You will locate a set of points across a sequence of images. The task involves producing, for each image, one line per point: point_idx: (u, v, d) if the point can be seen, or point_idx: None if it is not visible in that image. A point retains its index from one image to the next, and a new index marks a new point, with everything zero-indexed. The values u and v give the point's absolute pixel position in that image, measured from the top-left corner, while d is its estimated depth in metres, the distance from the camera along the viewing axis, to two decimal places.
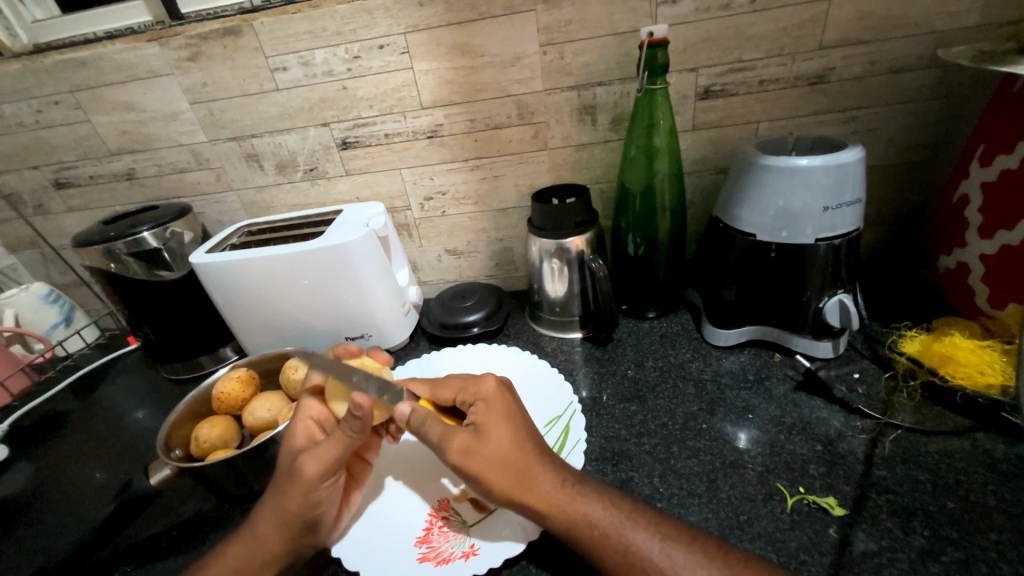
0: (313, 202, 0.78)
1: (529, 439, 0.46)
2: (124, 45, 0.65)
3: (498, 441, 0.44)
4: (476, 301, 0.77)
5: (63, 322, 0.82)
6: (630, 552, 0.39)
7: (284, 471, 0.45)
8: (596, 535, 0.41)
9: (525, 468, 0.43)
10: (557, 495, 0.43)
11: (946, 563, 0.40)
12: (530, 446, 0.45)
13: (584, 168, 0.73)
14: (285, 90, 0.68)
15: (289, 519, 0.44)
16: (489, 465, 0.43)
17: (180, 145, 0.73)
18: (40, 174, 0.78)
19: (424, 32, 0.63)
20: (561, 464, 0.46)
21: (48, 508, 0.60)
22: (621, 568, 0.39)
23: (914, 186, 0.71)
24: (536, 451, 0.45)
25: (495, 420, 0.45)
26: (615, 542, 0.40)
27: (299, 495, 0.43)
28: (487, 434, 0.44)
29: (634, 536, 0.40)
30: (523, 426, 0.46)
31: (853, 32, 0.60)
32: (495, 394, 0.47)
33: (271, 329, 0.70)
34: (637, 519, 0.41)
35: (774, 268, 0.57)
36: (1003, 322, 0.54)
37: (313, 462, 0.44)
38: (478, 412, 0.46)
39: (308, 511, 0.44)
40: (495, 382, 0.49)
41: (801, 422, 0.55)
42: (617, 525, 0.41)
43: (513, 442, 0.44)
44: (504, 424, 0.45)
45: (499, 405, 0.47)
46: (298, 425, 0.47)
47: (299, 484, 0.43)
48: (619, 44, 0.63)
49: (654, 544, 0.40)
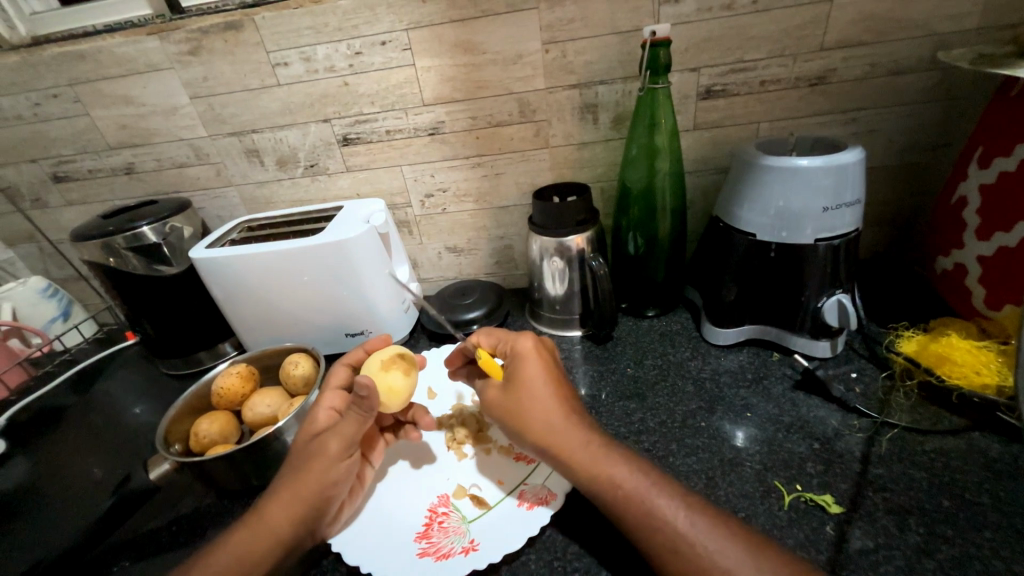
0: (314, 198, 0.78)
1: (564, 393, 0.48)
2: (124, 38, 0.65)
3: (534, 394, 0.47)
4: (476, 298, 0.77)
5: (62, 316, 0.81)
6: (650, 515, 0.39)
7: (304, 451, 0.46)
8: (619, 497, 0.41)
9: (556, 421, 0.45)
10: (583, 450, 0.43)
11: (941, 560, 0.41)
12: (563, 400, 0.47)
13: (586, 167, 0.74)
14: (286, 86, 0.68)
15: (304, 496, 0.44)
16: (526, 416, 0.46)
17: (180, 139, 0.73)
18: (38, 168, 0.78)
19: (426, 29, 0.63)
20: (590, 423, 0.46)
21: (46, 502, 0.60)
22: (642, 530, 0.39)
23: (912, 187, 0.72)
24: (570, 406, 0.47)
25: (530, 374, 0.48)
26: (638, 504, 0.40)
27: (318, 473, 0.44)
28: (520, 388, 0.47)
29: (657, 502, 0.40)
30: (557, 382, 0.48)
31: (853, 34, 0.61)
32: (533, 352, 0.50)
33: (270, 326, 0.70)
34: (660, 486, 0.41)
35: (774, 268, 0.58)
36: (1000, 323, 0.55)
37: (335, 439, 0.46)
38: (514, 368, 0.49)
39: (322, 492, 0.44)
40: (533, 342, 0.51)
41: (799, 420, 0.55)
42: (642, 488, 0.41)
43: (550, 398, 0.46)
44: (538, 380, 0.47)
45: (536, 362, 0.49)
46: (321, 412, 0.49)
47: (318, 462, 0.45)
48: (621, 43, 0.63)
49: (677, 510, 0.39)
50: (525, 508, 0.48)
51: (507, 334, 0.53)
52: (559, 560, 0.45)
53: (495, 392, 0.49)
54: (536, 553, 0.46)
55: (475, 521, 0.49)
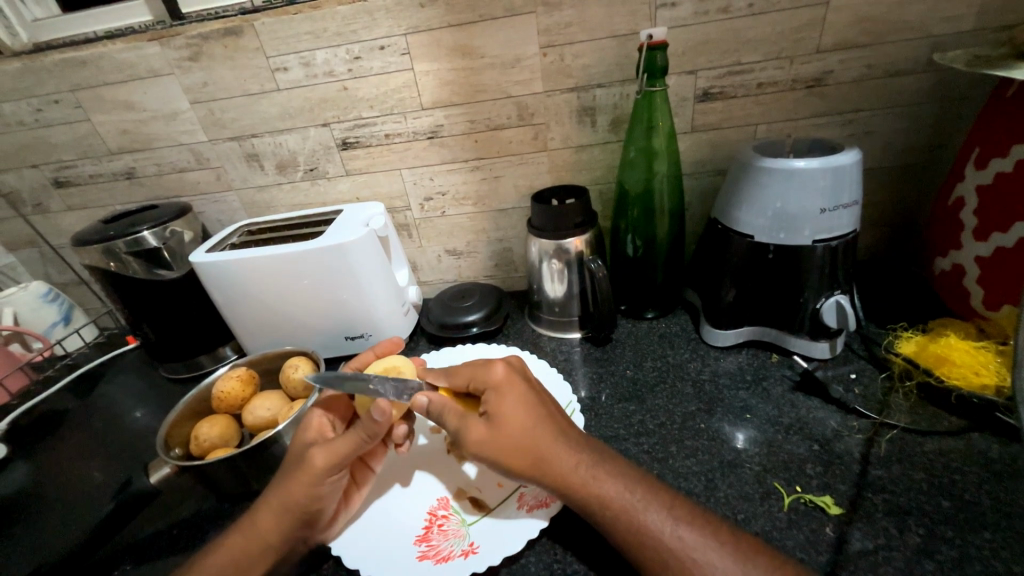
0: (314, 202, 0.79)
1: (544, 422, 0.46)
2: (125, 44, 0.66)
3: (513, 427, 0.44)
4: (476, 301, 0.77)
5: (63, 320, 0.81)
6: (638, 530, 0.40)
7: (295, 460, 0.46)
8: (609, 513, 0.41)
9: (540, 451, 0.44)
10: (572, 474, 0.43)
11: (940, 561, 0.40)
12: (544, 430, 0.45)
13: (584, 169, 0.74)
14: (286, 90, 0.68)
15: (290, 506, 0.44)
16: (511, 449, 0.44)
17: (180, 144, 0.73)
18: (40, 173, 0.78)
19: (424, 34, 0.63)
20: (576, 439, 0.46)
21: (47, 507, 0.60)
22: (630, 542, 0.40)
23: (910, 188, 0.72)
24: (549, 431, 0.45)
25: (508, 407, 0.45)
26: (626, 521, 0.40)
27: (305, 486, 0.44)
28: (500, 420, 0.45)
29: (646, 516, 0.40)
30: (536, 408, 0.46)
31: (849, 36, 0.61)
32: (505, 383, 0.47)
33: (270, 329, 0.70)
34: (649, 499, 0.41)
35: (772, 269, 0.58)
36: (998, 323, 0.55)
37: (322, 455, 0.44)
38: (491, 399, 0.46)
39: (307, 505, 0.44)
40: (504, 371, 0.49)
41: (798, 422, 0.55)
42: (629, 504, 0.41)
43: (527, 425, 0.45)
44: (516, 411, 0.45)
45: (513, 395, 0.46)
46: (313, 418, 0.49)
47: (304, 475, 0.44)
48: (618, 47, 0.64)
49: (664, 523, 0.40)
50: (525, 510, 0.48)
51: (476, 363, 0.51)
52: (559, 561, 0.45)
53: (476, 427, 0.45)
54: (536, 554, 0.46)
55: (475, 523, 0.49)
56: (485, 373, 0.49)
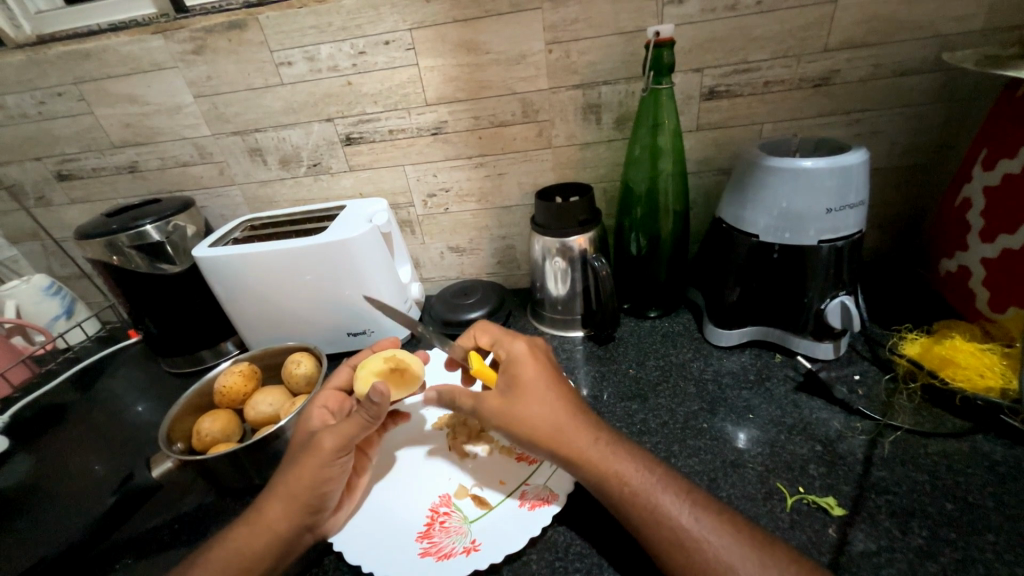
0: (316, 197, 0.78)
1: (564, 398, 0.47)
2: (128, 37, 0.65)
3: (532, 398, 0.46)
4: (478, 298, 0.77)
5: (65, 313, 0.80)
6: (655, 510, 0.40)
7: (302, 448, 0.46)
8: (626, 492, 0.41)
9: (561, 424, 0.45)
10: (591, 449, 0.44)
11: (944, 563, 0.40)
12: (563, 405, 0.46)
13: (588, 167, 0.74)
14: (289, 85, 0.68)
15: (298, 494, 0.44)
16: (530, 419, 0.45)
17: (183, 138, 0.73)
18: (42, 166, 0.78)
19: (430, 28, 0.63)
20: (596, 420, 0.47)
21: (48, 500, 0.60)
22: (643, 525, 0.40)
23: (916, 189, 0.71)
24: (572, 407, 0.47)
25: (529, 378, 0.48)
26: (643, 500, 0.40)
27: (313, 468, 0.44)
28: (520, 390, 0.47)
29: (663, 497, 0.40)
30: (557, 380, 0.48)
31: (858, 34, 0.60)
32: (526, 356, 0.50)
33: (272, 325, 0.70)
34: (665, 482, 0.42)
35: (777, 269, 0.57)
36: (1004, 326, 0.54)
37: (330, 437, 0.45)
38: (512, 371, 0.49)
39: (315, 489, 0.44)
40: (525, 347, 0.51)
41: (802, 422, 0.55)
42: (648, 484, 0.41)
43: (548, 398, 0.46)
44: (538, 383, 0.47)
45: (533, 367, 0.49)
46: (314, 410, 0.50)
47: (312, 458, 0.44)
48: (625, 44, 0.63)
49: (681, 505, 0.40)
50: (526, 509, 0.48)
51: (500, 335, 0.53)
52: (562, 561, 0.44)
53: (496, 398, 0.48)
54: (538, 553, 0.46)
55: (476, 521, 0.49)
56: (508, 346, 0.52)
